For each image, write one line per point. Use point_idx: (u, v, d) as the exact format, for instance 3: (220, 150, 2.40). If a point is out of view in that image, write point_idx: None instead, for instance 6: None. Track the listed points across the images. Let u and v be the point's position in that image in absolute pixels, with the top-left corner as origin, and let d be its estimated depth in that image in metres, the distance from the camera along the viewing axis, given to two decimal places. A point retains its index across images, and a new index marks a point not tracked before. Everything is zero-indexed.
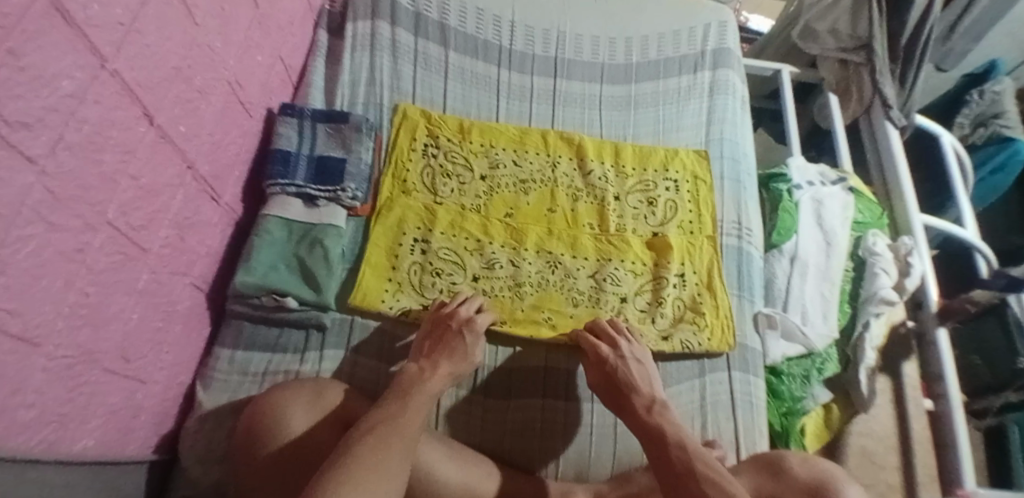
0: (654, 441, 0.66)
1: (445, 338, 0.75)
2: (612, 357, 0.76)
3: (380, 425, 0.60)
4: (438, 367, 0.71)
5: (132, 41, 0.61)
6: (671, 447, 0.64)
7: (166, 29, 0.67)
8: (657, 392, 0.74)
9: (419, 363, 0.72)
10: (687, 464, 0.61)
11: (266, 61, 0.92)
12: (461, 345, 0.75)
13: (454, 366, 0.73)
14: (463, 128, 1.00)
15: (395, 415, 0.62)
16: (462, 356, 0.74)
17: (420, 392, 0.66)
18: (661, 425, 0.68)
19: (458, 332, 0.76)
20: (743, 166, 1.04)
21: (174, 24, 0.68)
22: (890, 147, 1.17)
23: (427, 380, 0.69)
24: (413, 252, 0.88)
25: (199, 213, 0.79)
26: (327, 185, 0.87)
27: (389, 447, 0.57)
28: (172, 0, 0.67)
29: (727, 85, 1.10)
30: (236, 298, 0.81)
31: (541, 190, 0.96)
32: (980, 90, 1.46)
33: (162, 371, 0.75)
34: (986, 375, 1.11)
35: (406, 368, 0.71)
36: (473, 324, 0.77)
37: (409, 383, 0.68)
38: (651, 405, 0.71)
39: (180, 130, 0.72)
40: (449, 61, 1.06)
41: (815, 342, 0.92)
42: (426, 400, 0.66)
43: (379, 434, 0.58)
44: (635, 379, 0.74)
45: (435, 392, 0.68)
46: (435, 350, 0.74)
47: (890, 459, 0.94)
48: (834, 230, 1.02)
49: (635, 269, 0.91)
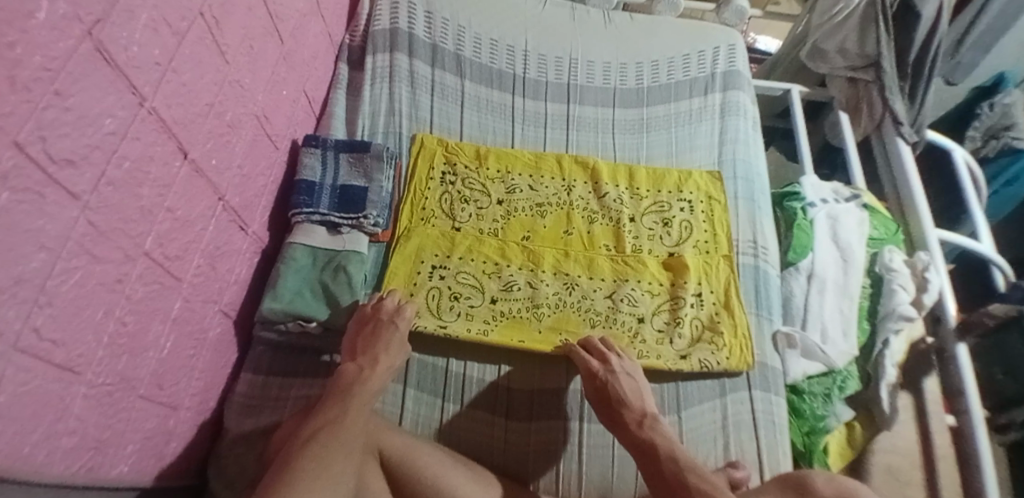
0: (648, 458, 0.69)
1: (378, 332, 0.77)
2: (602, 371, 0.78)
3: (320, 432, 0.63)
4: (374, 364, 0.73)
5: (168, 80, 0.65)
6: (665, 462, 0.67)
7: (200, 68, 0.70)
8: (649, 406, 0.76)
9: (356, 361, 0.74)
10: (681, 478, 0.65)
11: (291, 95, 0.96)
12: (392, 335, 0.77)
13: (391, 358, 0.75)
14: (480, 154, 1.03)
15: (336, 421, 0.64)
16: (395, 345, 0.77)
17: (359, 392, 0.69)
18: (653, 438, 0.70)
19: (387, 323, 0.78)
20: (757, 185, 1.05)
21: (207, 63, 0.72)
22: (902, 162, 1.18)
23: (365, 380, 0.71)
24: (432, 278, 0.90)
25: (229, 243, 0.81)
26: (351, 213, 0.90)
27: (333, 454, 0.60)
28: (205, 40, 0.71)
29: (738, 105, 1.11)
30: (263, 324, 0.83)
31: (557, 213, 0.98)
32: (990, 103, 1.46)
33: (193, 396, 0.77)
34: (1011, 389, 1.10)
35: (344, 368, 0.73)
36: (401, 313, 0.81)
37: (348, 384, 0.70)
38: (642, 419, 0.73)
39: (212, 163, 0.75)
40: (466, 90, 1.09)
41: (836, 359, 0.92)
42: (365, 399, 0.68)
43: (319, 442, 0.61)
44: (626, 394, 0.76)
45: (375, 389, 0.71)
46: (368, 345, 0.76)
47: (915, 476, 0.93)
48: (850, 247, 1.02)
49: (651, 289, 0.92)
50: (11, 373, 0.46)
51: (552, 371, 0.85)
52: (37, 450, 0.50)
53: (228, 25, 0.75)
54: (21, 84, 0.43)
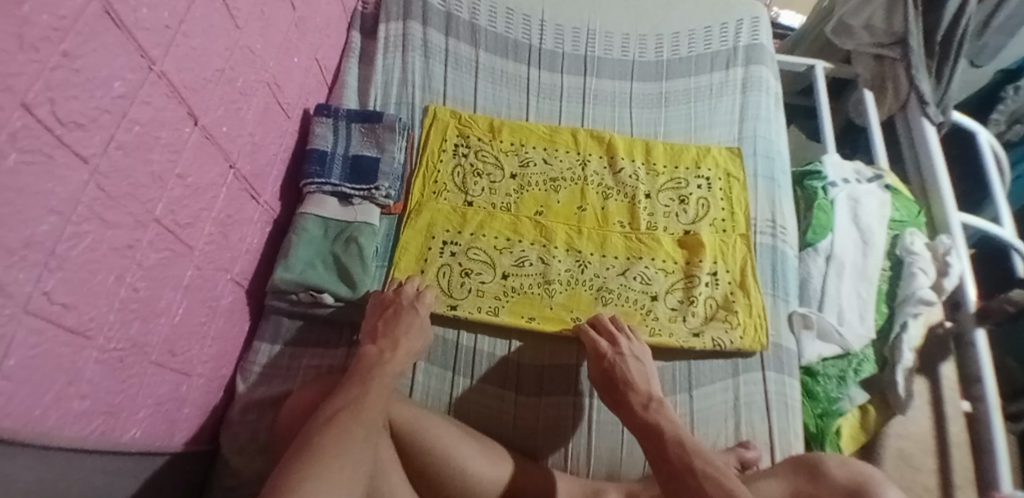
0: (652, 438, 0.64)
1: (400, 313, 0.76)
2: (610, 353, 0.77)
3: (340, 413, 0.58)
4: (398, 348, 0.71)
5: (178, 43, 0.63)
6: (670, 444, 0.61)
7: (210, 32, 0.69)
8: (654, 390, 0.73)
9: (377, 344, 0.72)
10: (687, 461, 0.58)
11: (303, 62, 0.94)
12: (415, 319, 0.76)
13: (412, 341, 0.74)
14: (493, 127, 1.00)
15: (358, 401, 0.60)
16: (418, 328, 0.76)
17: (382, 373, 0.66)
18: (658, 421, 0.66)
19: (410, 308, 0.77)
20: (777, 163, 1.03)
21: (218, 27, 0.70)
22: (927, 144, 1.15)
23: (387, 363, 0.68)
24: (443, 254, 0.89)
25: (240, 211, 0.81)
26: (362, 184, 0.89)
27: (352, 434, 0.55)
28: (215, 4, 0.69)
29: (760, 81, 1.08)
30: (275, 294, 0.82)
31: (571, 189, 0.96)
32: (1017, 86, 1.41)
33: (206, 364, 0.77)
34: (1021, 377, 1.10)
35: (365, 351, 0.70)
36: (423, 298, 0.80)
37: (368, 367, 0.67)
38: (648, 403, 0.70)
39: (223, 130, 0.74)
40: (480, 60, 1.06)
41: (852, 342, 0.91)
42: (387, 381, 0.65)
43: (339, 423, 0.56)
44: (632, 376, 0.74)
45: (396, 372, 0.68)
46: (389, 328, 0.74)
47: (928, 461, 0.93)
48: (871, 229, 1.00)
49: (665, 267, 0.90)
50: (21, 337, 0.45)
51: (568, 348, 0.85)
52: (48, 413, 0.50)
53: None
54: (29, 43, 0.41)
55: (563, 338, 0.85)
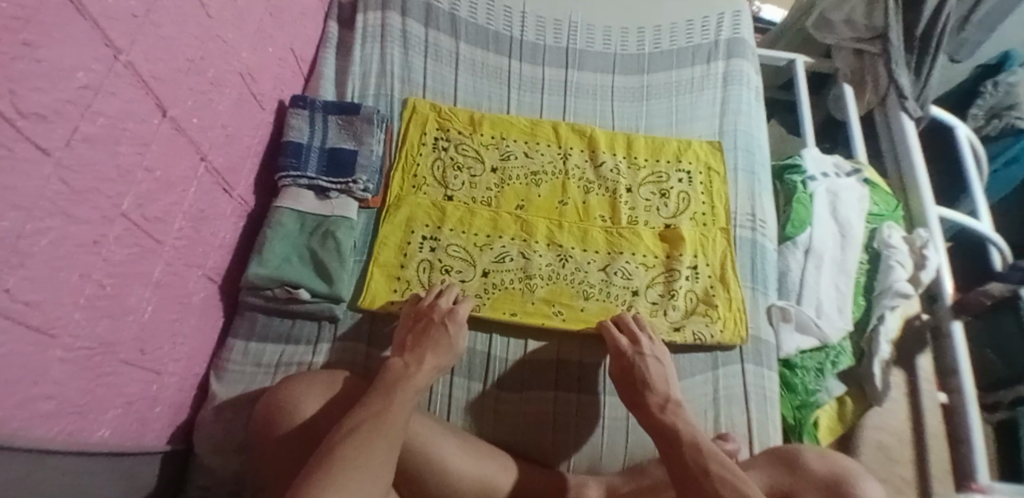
0: (668, 440, 0.66)
1: (428, 330, 0.74)
2: (631, 352, 0.77)
3: (364, 422, 0.59)
4: (423, 362, 0.69)
5: (146, 32, 0.61)
6: (686, 447, 0.63)
7: (180, 21, 0.67)
8: (673, 391, 0.74)
9: (403, 357, 0.70)
10: (702, 465, 0.60)
11: (279, 53, 0.92)
12: (444, 335, 0.74)
13: (438, 357, 0.71)
14: (474, 120, 0.99)
15: (383, 412, 0.61)
16: (445, 347, 0.73)
17: (404, 387, 0.65)
18: (675, 423, 0.67)
19: (441, 323, 0.75)
20: (758, 157, 1.03)
21: (189, 16, 0.68)
22: (906, 138, 1.16)
23: (413, 374, 0.67)
24: (422, 250, 0.88)
25: (213, 206, 0.79)
26: (339, 177, 0.86)
27: (371, 446, 0.56)
28: None
29: (741, 74, 1.08)
30: (249, 290, 0.80)
31: (552, 183, 0.96)
32: (994, 81, 1.44)
33: (178, 362, 0.75)
34: (1000, 371, 1.11)
35: (391, 363, 0.69)
36: (456, 315, 0.76)
37: (394, 380, 0.66)
38: (665, 404, 0.71)
39: (195, 122, 0.72)
40: (460, 52, 1.05)
41: (830, 335, 0.91)
42: (409, 395, 0.64)
43: (362, 433, 0.57)
44: (651, 377, 0.74)
45: (420, 386, 0.67)
46: (416, 343, 0.73)
47: (905, 453, 0.95)
48: (850, 223, 1.01)
49: (646, 262, 0.90)
50: None
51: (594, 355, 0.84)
52: (13, 414, 0.49)
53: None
54: None
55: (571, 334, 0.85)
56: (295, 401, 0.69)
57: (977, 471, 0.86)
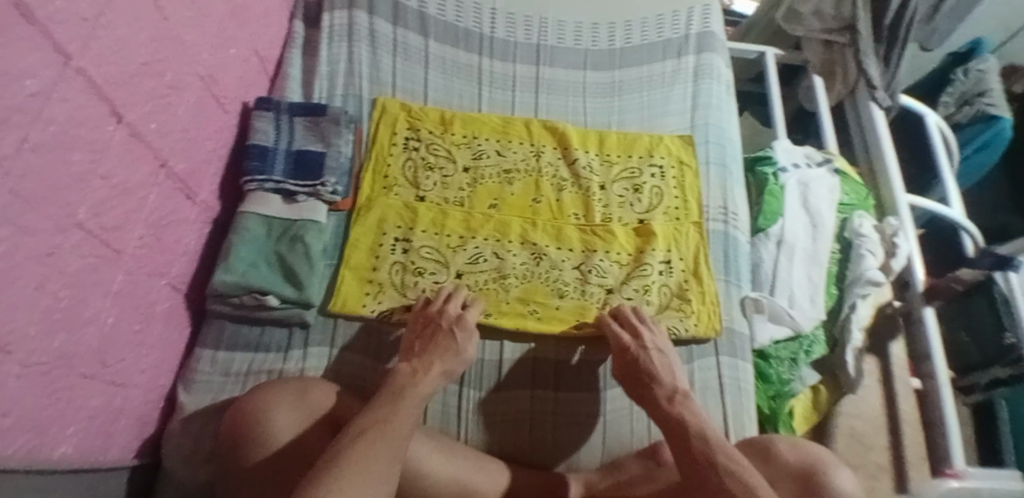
0: (676, 433, 0.64)
1: (437, 336, 0.73)
2: (634, 346, 0.76)
3: (369, 428, 0.57)
4: (431, 368, 0.68)
5: (99, 36, 0.59)
6: (696, 442, 0.62)
7: (135, 24, 0.65)
8: (679, 382, 0.72)
9: (410, 362, 0.70)
10: (710, 458, 0.60)
11: (242, 53, 0.90)
12: (451, 342, 0.73)
13: (447, 364, 0.70)
14: (445, 119, 0.98)
15: (387, 420, 0.59)
16: (454, 353, 0.72)
17: (411, 393, 0.63)
18: (684, 415, 0.66)
19: (449, 331, 0.74)
20: (729, 150, 1.03)
21: (144, 18, 0.66)
22: (875, 127, 1.18)
23: (419, 382, 0.66)
24: (394, 252, 0.87)
25: (175, 212, 0.77)
26: (307, 179, 0.84)
27: (377, 452, 0.54)
28: None
29: (711, 68, 1.08)
30: (215, 298, 0.78)
31: (525, 181, 0.95)
32: (965, 69, 1.49)
33: (143, 373, 0.74)
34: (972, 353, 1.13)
35: (398, 368, 0.68)
36: (464, 321, 0.76)
37: (400, 385, 0.65)
38: (673, 395, 0.70)
39: (152, 127, 0.70)
40: (430, 49, 1.03)
41: (803, 324, 0.92)
42: (417, 402, 0.63)
43: (368, 440, 0.55)
44: (657, 370, 0.73)
45: (427, 393, 0.66)
46: (424, 350, 0.72)
47: (880, 440, 0.95)
48: (821, 213, 1.02)
49: (620, 259, 0.90)
50: None
51: (598, 360, 0.84)
52: None
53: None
54: None
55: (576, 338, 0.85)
56: (264, 413, 0.67)
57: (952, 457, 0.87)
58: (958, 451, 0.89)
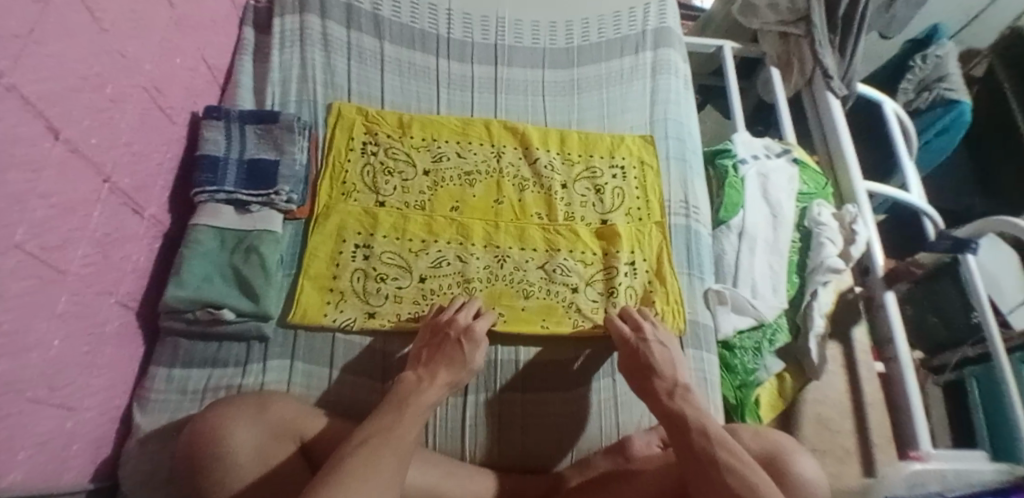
0: (676, 425, 0.65)
1: (444, 346, 0.75)
2: (635, 338, 0.78)
3: (372, 436, 0.60)
4: (436, 377, 0.71)
5: (32, 52, 0.55)
6: (694, 433, 0.63)
7: (71, 37, 0.61)
8: (681, 375, 0.73)
9: (416, 371, 0.72)
10: (710, 452, 0.60)
11: (187, 63, 0.87)
12: (457, 353, 0.74)
13: (451, 374, 0.72)
14: (403, 122, 0.97)
15: (390, 428, 0.61)
16: (459, 363, 0.73)
17: (415, 402, 0.66)
18: (684, 408, 0.67)
19: (457, 341, 0.75)
20: (689, 144, 1.04)
21: (80, 30, 0.63)
22: (832, 117, 1.19)
23: (425, 390, 0.68)
24: (355, 259, 0.86)
25: (122, 228, 0.73)
26: (260, 189, 0.83)
27: (381, 459, 0.57)
28: (75, 5, 0.62)
29: (669, 64, 1.09)
30: (168, 314, 0.76)
31: (486, 182, 0.95)
32: (923, 55, 1.54)
33: (93, 396, 0.70)
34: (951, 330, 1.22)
35: (405, 376, 0.71)
36: (473, 333, 0.76)
37: (405, 394, 0.67)
38: (673, 389, 0.71)
39: (93, 143, 0.66)
40: (385, 52, 1.02)
41: (765, 313, 0.94)
42: (419, 411, 0.65)
43: (370, 447, 0.58)
44: (657, 362, 0.75)
45: (432, 403, 0.68)
46: (431, 359, 0.74)
47: (846, 424, 0.96)
48: (780, 203, 1.04)
49: (584, 258, 0.90)
50: None
51: (602, 368, 0.85)
52: None
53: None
54: None
55: (582, 339, 0.86)
56: (221, 426, 0.65)
57: (920, 440, 0.89)
58: (924, 433, 0.89)
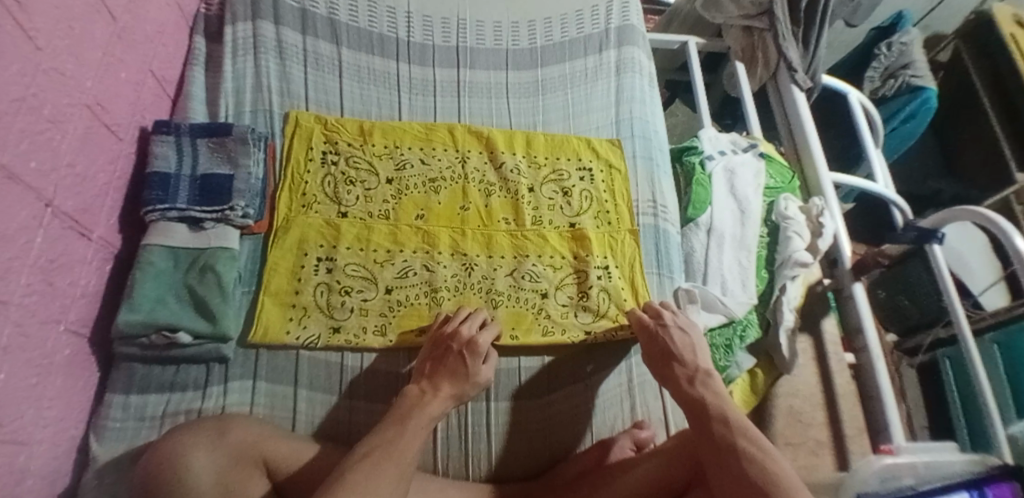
0: (696, 413, 0.67)
1: (448, 359, 0.74)
2: (654, 324, 0.79)
3: (374, 450, 0.60)
4: (439, 390, 0.71)
5: None
6: (715, 422, 0.64)
7: (5, 55, 0.56)
8: (702, 360, 0.75)
9: (419, 383, 0.72)
10: (730, 441, 0.61)
11: (133, 77, 0.82)
12: (460, 368, 0.73)
13: (455, 387, 0.72)
14: (363, 130, 0.95)
15: (391, 442, 0.61)
16: (462, 377, 0.73)
17: (418, 415, 0.66)
18: (704, 395, 0.69)
19: (460, 355, 0.74)
20: (655, 143, 1.04)
21: (13, 50, 0.58)
22: (798, 109, 1.19)
23: (428, 403, 0.69)
24: (318, 273, 0.83)
25: (67, 253, 0.68)
26: (213, 206, 0.80)
27: (382, 474, 0.57)
28: (6, 23, 0.56)
29: (633, 62, 1.09)
30: (121, 339, 0.73)
31: (451, 189, 0.93)
32: (888, 43, 1.55)
33: (45, 428, 0.65)
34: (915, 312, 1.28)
35: (408, 390, 0.71)
36: (476, 346, 0.75)
37: (408, 407, 0.68)
38: (694, 375, 0.72)
39: (31, 166, 0.61)
40: (344, 59, 1.00)
41: (735, 310, 0.93)
42: (422, 424, 0.66)
43: (371, 462, 0.58)
44: (676, 347, 0.76)
45: (434, 416, 0.68)
46: (434, 370, 0.74)
47: (818, 416, 0.97)
48: (747, 198, 1.04)
49: (553, 262, 0.90)
50: None
51: (581, 373, 0.84)
52: None
53: (34, 5, 0.61)
54: None
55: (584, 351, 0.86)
56: (179, 454, 0.62)
57: (892, 434, 0.87)
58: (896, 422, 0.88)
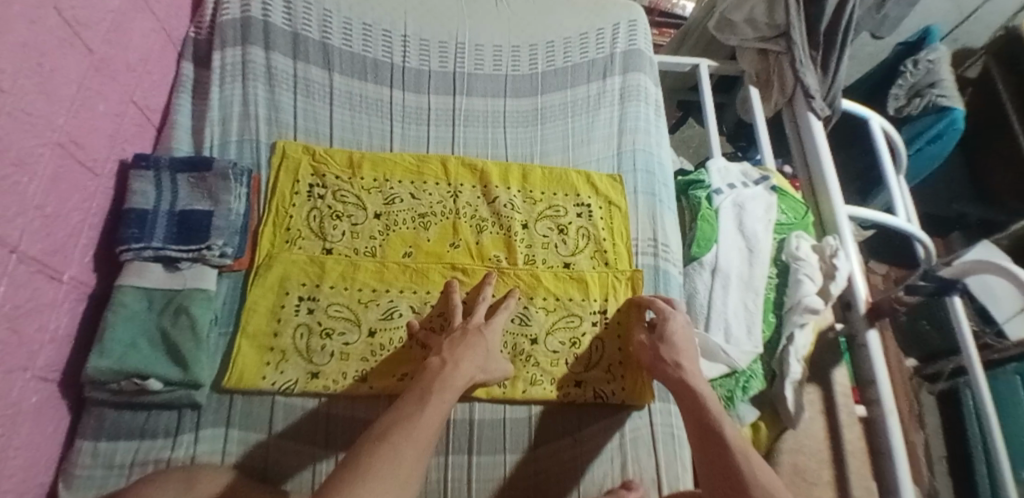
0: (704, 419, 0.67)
1: (466, 336, 0.72)
2: (667, 313, 0.80)
3: (392, 430, 0.57)
4: (461, 363, 0.68)
5: None
6: (726, 429, 0.65)
7: None
8: (697, 366, 0.75)
9: (438, 356, 0.69)
10: (742, 449, 0.62)
11: (113, 108, 0.80)
12: (482, 345, 0.72)
13: (476, 365, 0.69)
14: (353, 161, 0.91)
15: (413, 419, 0.59)
16: (483, 352, 0.72)
17: (441, 388, 0.63)
18: (709, 397, 0.70)
19: (476, 331, 0.74)
20: (659, 176, 0.99)
21: None
22: (814, 139, 1.12)
23: (451, 374, 0.66)
24: (298, 314, 0.80)
25: (37, 297, 0.65)
26: (190, 244, 0.78)
27: (403, 453, 0.54)
28: None
29: (638, 89, 1.04)
30: (91, 385, 0.71)
31: (441, 224, 0.89)
32: (914, 60, 1.45)
33: (14, 476, 0.63)
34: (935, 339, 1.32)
35: (429, 362, 0.68)
36: (488, 327, 0.75)
37: (430, 381, 0.65)
38: (698, 377, 0.73)
39: None
40: (335, 85, 0.96)
41: (739, 360, 0.89)
42: (444, 396, 0.63)
43: (390, 443, 0.54)
44: (681, 336, 0.77)
45: (455, 385, 0.65)
46: (452, 349, 0.70)
47: (823, 474, 0.90)
48: (756, 236, 0.99)
49: (547, 305, 0.85)
50: None
51: (566, 421, 0.81)
52: None
53: None
54: None
55: (571, 402, 0.82)
56: None
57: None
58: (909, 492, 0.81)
